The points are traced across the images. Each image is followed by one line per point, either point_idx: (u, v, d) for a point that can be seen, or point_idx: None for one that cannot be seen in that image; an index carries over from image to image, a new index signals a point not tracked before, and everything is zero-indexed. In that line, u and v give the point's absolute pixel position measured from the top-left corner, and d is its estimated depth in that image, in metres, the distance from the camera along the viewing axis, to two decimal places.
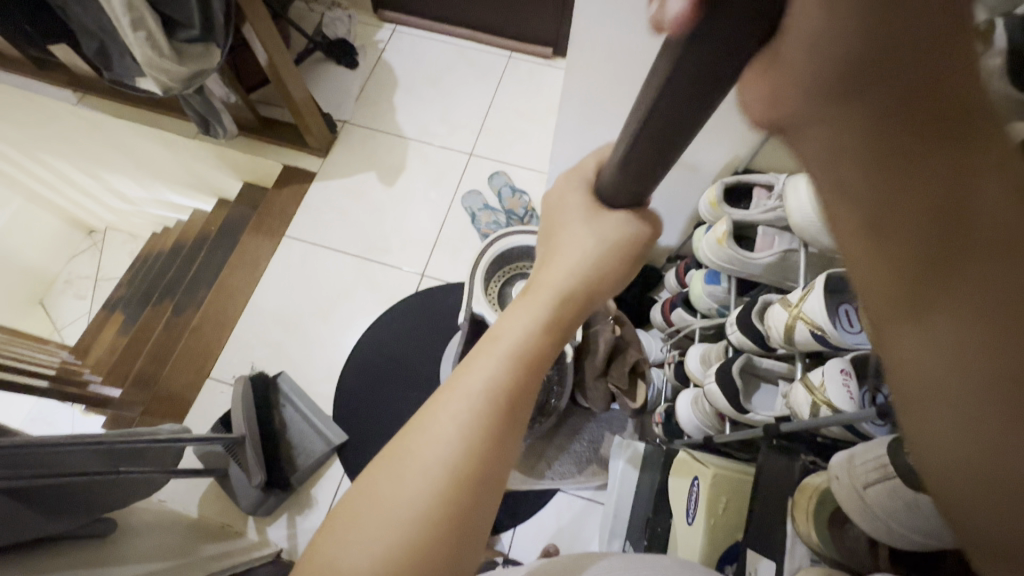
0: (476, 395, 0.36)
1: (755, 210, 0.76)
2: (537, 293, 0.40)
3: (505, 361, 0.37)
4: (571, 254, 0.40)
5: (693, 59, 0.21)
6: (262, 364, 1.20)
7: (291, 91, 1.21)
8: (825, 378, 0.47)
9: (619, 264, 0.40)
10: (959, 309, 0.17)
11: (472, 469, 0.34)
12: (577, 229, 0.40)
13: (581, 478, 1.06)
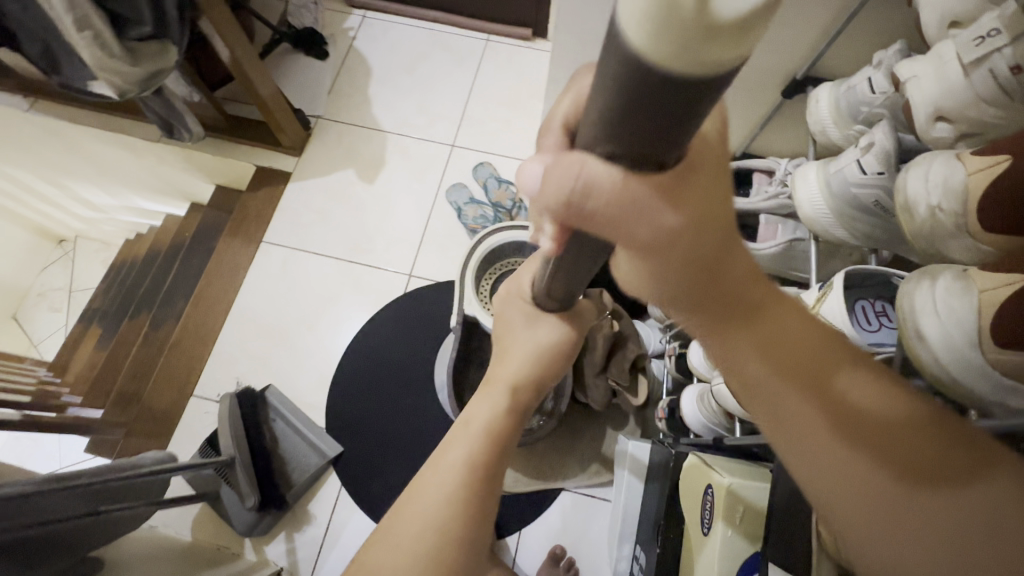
0: (454, 468, 0.45)
1: (756, 197, 0.72)
2: (495, 385, 0.51)
3: (475, 441, 0.47)
4: (517, 355, 0.52)
5: (577, 252, 0.32)
6: (247, 379, 1.15)
7: (257, 88, 1.13)
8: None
9: (556, 361, 0.53)
10: (807, 431, 0.30)
11: (456, 528, 0.41)
12: (521, 335, 0.53)
13: (585, 477, 1.04)
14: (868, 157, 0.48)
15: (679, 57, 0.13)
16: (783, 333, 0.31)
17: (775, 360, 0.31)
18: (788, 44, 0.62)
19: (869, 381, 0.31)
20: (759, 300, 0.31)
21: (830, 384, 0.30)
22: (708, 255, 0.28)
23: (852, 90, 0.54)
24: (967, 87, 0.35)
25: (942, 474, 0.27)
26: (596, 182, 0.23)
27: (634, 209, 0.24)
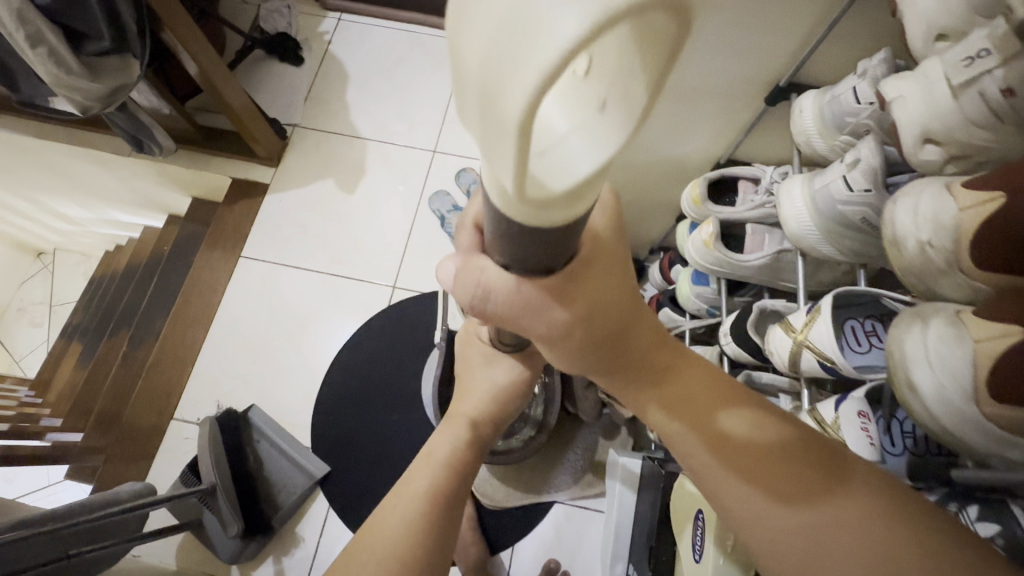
0: (418, 496, 0.45)
1: (742, 206, 0.70)
2: (455, 420, 0.52)
3: (439, 469, 0.48)
4: (476, 391, 0.54)
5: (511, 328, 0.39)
6: (229, 401, 1.12)
7: (228, 99, 1.10)
8: (840, 417, 0.42)
9: (514, 398, 0.55)
10: (701, 463, 0.37)
11: (417, 555, 0.41)
12: (479, 374, 0.54)
13: (577, 489, 1.02)
14: (854, 174, 0.46)
15: (536, 218, 0.20)
16: (674, 383, 0.39)
17: (670, 405, 0.38)
18: (768, 52, 0.60)
19: (747, 417, 0.37)
20: (660, 358, 0.39)
21: (713, 423, 0.37)
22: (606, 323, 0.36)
23: (837, 100, 0.52)
24: (958, 109, 0.33)
25: (803, 485, 0.33)
26: (491, 287, 0.33)
27: (526, 303, 0.33)
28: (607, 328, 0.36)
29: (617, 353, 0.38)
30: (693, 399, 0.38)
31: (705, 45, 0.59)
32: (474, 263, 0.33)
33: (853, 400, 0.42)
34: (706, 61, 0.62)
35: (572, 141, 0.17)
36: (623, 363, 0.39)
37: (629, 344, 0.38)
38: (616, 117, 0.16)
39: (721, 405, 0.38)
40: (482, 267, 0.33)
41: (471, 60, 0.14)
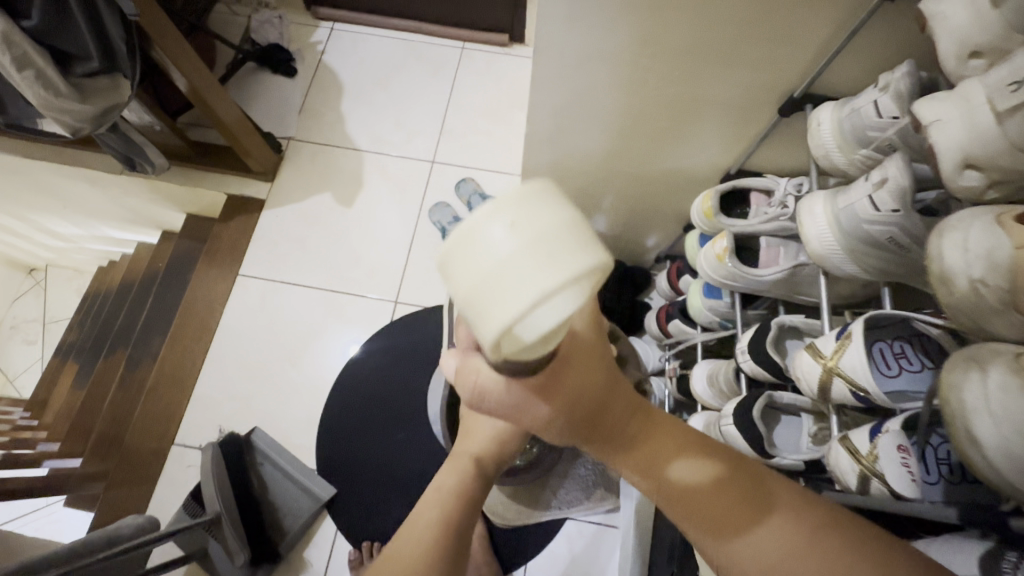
0: (430, 525, 0.44)
1: (756, 219, 0.68)
2: (459, 458, 0.52)
3: (449, 499, 0.47)
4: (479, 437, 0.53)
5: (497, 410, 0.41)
6: (231, 424, 1.09)
7: (221, 115, 1.07)
8: (878, 448, 0.41)
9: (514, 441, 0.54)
10: (685, 518, 0.38)
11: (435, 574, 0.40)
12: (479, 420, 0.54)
13: (589, 504, 1.00)
14: (881, 194, 0.45)
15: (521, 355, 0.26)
16: (642, 441, 0.39)
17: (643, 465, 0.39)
18: (782, 64, 0.58)
19: (699, 462, 0.38)
20: (632, 425, 0.39)
21: (676, 477, 0.38)
22: (589, 406, 0.37)
23: (857, 113, 0.51)
24: (1003, 134, 0.32)
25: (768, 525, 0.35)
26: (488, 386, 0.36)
27: (514, 401, 0.36)
28: (579, 408, 0.37)
29: (592, 426, 0.38)
30: (662, 455, 0.39)
31: (714, 61, 0.60)
32: (470, 365, 0.37)
33: (891, 433, 0.41)
34: (714, 77, 0.62)
35: (535, 320, 0.22)
36: (596, 432, 0.39)
37: (600, 415, 0.38)
38: (568, 298, 0.22)
39: (682, 453, 0.39)
40: (478, 368, 0.37)
41: (463, 284, 0.22)
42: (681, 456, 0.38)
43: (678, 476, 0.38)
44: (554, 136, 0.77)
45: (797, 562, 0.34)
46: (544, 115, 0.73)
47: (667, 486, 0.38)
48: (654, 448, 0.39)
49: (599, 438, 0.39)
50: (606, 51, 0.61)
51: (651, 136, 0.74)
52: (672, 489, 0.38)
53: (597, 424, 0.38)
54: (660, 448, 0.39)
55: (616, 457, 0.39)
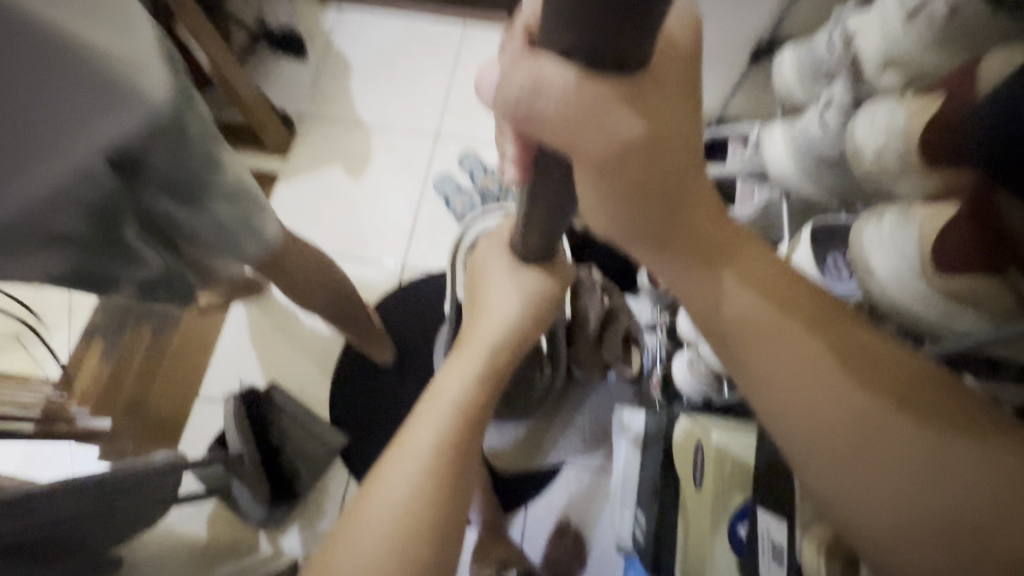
0: (451, 394, 0.52)
1: (732, 162, 0.74)
2: (477, 342, 0.55)
3: (446, 416, 0.50)
4: (500, 305, 0.57)
5: (539, 188, 0.36)
6: (251, 379, 1.17)
7: (237, 89, 1.15)
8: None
9: (537, 311, 0.58)
10: (818, 395, 0.33)
11: (454, 446, 0.49)
12: (498, 289, 0.58)
13: (585, 450, 1.08)
14: (829, 113, 0.50)
15: None
16: (768, 293, 0.35)
17: (772, 303, 0.35)
18: (753, 9, 0.64)
19: (864, 338, 0.34)
20: (727, 240, 0.35)
21: (849, 341, 0.34)
22: (670, 197, 0.32)
23: (813, 50, 0.56)
24: (912, 34, 0.37)
25: (920, 402, 0.32)
26: (545, 79, 0.26)
27: (586, 107, 0.27)
28: (653, 183, 0.30)
29: (693, 249, 0.35)
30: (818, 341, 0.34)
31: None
32: (533, 65, 0.26)
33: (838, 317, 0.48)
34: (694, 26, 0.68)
35: None
36: (686, 241, 0.34)
37: (681, 208, 0.33)
38: None
39: (838, 316, 0.35)
40: (540, 62, 0.26)
41: None
42: (824, 351, 0.34)
43: (821, 358, 0.34)
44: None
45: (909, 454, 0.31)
46: None
47: (789, 362, 0.34)
48: (783, 299, 0.35)
49: (689, 251, 0.35)
50: None
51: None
52: (798, 365, 0.34)
53: (703, 248, 0.35)
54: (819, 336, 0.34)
55: (715, 271, 0.35)
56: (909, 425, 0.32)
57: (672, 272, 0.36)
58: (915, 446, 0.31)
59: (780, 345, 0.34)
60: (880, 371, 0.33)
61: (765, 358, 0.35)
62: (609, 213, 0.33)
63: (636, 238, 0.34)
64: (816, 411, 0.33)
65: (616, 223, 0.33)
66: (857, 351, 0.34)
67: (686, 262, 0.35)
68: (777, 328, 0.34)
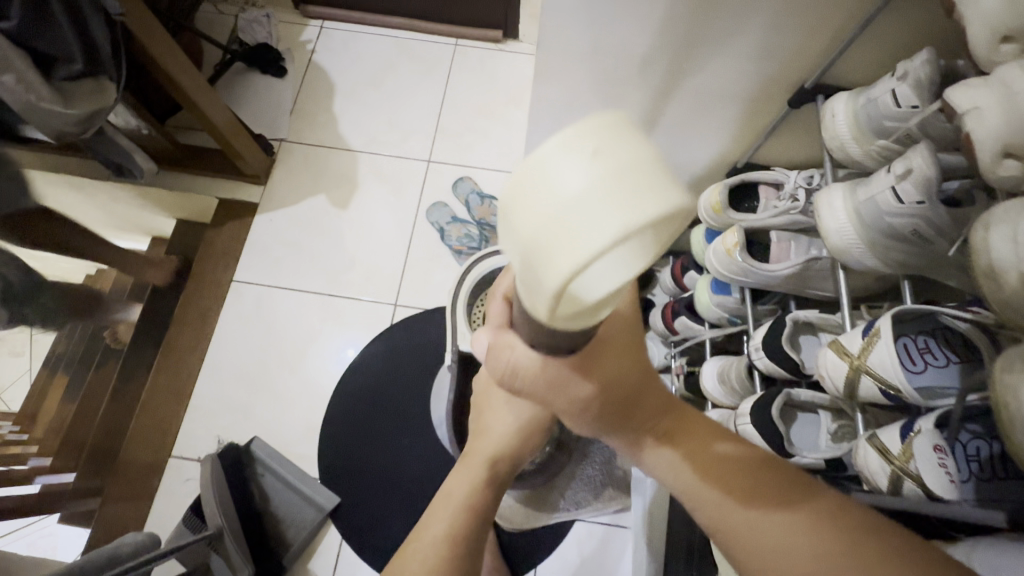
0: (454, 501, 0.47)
1: (765, 213, 0.67)
2: (472, 459, 0.48)
3: (451, 515, 0.46)
4: (498, 429, 0.48)
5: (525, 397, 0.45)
6: (230, 435, 1.06)
7: (208, 115, 1.04)
8: (916, 457, 0.39)
9: (539, 431, 0.49)
10: (736, 529, 0.36)
11: (455, 550, 0.43)
12: (498, 410, 0.49)
13: (598, 505, 0.99)
14: (906, 185, 0.44)
15: None
16: (684, 445, 0.40)
17: (688, 454, 0.40)
18: (797, 44, 0.58)
19: (740, 450, 0.40)
20: (672, 423, 0.41)
21: (722, 454, 0.40)
22: (626, 404, 0.40)
23: (874, 103, 0.49)
24: None
25: (782, 493, 0.36)
26: (519, 365, 0.35)
27: (550, 376, 0.35)
28: (613, 395, 0.38)
29: (635, 430, 0.41)
30: (708, 470, 0.39)
31: (728, 28, 0.57)
32: (506, 343, 0.36)
33: (926, 432, 0.39)
34: (726, 67, 0.62)
35: None
36: (626, 421, 0.40)
37: (632, 407, 0.40)
38: None
39: (715, 437, 0.41)
40: (511, 344, 0.35)
41: None
42: (716, 476, 0.38)
43: (720, 486, 0.38)
44: (560, 117, 0.74)
45: (819, 548, 0.33)
46: (545, 110, 0.74)
47: (709, 504, 0.38)
48: (695, 447, 0.40)
49: (628, 427, 0.41)
50: (609, 45, 0.61)
51: (664, 96, 0.67)
52: (713, 502, 0.38)
53: (649, 428, 0.41)
54: (706, 462, 0.39)
55: (648, 442, 0.41)
56: (817, 519, 0.34)
57: (619, 443, 0.42)
58: (819, 541, 0.33)
59: (699, 490, 0.39)
60: (780, 483, 0.37)
61: (714, 517, 0.38)
62: (581, 422, 0.41)
63: (602, 430, 0.41)
64: (743, 544, 0.36)
65: (582, 426, 0.41)
66: (734, 471, 0.38)
67: (633, 439, 0.41)
68: (687, 473, 0.39)
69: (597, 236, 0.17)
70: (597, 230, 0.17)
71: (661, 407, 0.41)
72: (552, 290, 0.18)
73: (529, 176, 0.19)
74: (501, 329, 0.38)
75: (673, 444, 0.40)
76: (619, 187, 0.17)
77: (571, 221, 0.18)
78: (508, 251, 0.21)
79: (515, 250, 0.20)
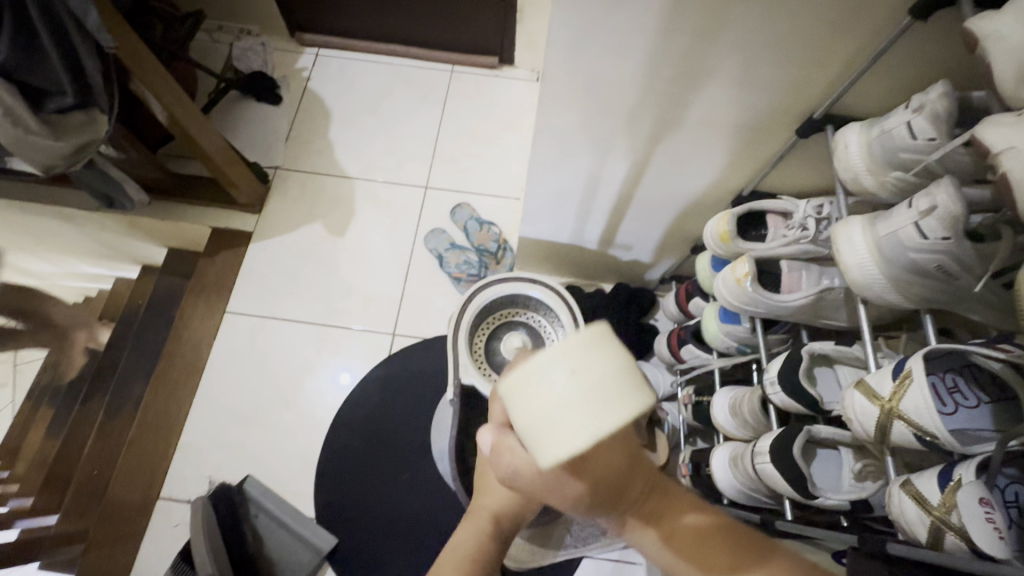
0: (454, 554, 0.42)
1: (775, 242, 0.66)
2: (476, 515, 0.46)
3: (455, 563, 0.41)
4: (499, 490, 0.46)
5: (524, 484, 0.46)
6: (222, 474, 1.02)
7: (202, 145, 1.02)
8: (962, 516, 0.36)
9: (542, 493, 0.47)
10: None
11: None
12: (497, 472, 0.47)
13: (606, 541, 0.96)
14: (930, 221, 0.42)
15: None
16: (652, 514, 0.39)
17: (663, 533, 0.38)
18: (805, 75, 0.57)
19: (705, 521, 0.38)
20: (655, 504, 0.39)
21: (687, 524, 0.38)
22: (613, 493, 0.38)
23: (889, 135, 0.48)
24: None
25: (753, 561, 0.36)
26: (520, 468, 0.38)
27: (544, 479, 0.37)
28: (604, 488, 0.38)
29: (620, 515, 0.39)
30: (677, 538, 0.38)
31: (732, 51, 0.56)
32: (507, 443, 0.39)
33: (968, 484, 0.37)
34: (732, 98, 0.61)
35: None
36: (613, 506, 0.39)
37: (621, 496, 0.38)
38: None
39: (683, 506, 0.39)
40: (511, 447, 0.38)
41: None
42: (688, 544, 0.37)
43: (694, 554, 0.37)
44: (563, 146, 0.73)
45: None
46: (547, 140, 0.73)
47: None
48: (660, 513, 0.39)
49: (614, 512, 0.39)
50: (613, 77, 0.61)
51: (669, 127, 0.67)
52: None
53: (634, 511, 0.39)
54: (676, 529, 0.38)
55: (635, 526, 0.38)
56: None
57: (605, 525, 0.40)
58: None
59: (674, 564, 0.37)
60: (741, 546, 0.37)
61: None
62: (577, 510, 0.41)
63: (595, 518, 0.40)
64: None
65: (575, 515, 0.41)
66: (705, 542, 0.37)
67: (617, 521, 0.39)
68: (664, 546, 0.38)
69: (575, 437, 0.31)
70: (573, 433, 0.31)
71: (647, 486, 0.39)
72: (546, 460, 0.32)
73: (542, 386, 0.33)
74: (502, 427, 0.41)
75: (646, 516, 0.39)
76: (585, 408, 0.32)
77: (575, 420, 0.31)
78: (521, 427, 0.34)
79: (532, 424, 0.33)
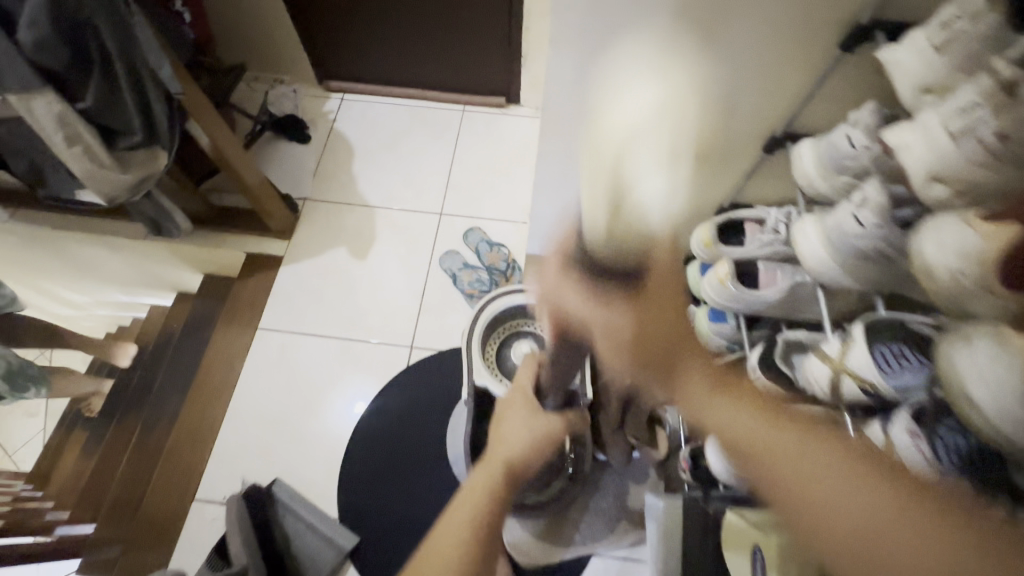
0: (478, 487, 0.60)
1: (753, 245, 0.75)
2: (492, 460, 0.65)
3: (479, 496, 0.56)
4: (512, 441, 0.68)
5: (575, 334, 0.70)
6: (254, 476, 1.09)
7: (243, 178, 1.14)
8: (894, 441, 0.45)
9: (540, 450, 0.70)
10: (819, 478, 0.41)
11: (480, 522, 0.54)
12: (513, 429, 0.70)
13: (613, 538, 1.01)
14: (864, 213, 0.51)
15: None
16: (764, 428, 0.48)
17: (754, 420, 0.49)
18: (765, 102, 0.67)
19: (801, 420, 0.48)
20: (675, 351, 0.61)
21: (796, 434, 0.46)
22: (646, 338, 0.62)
23: (833, 145, 0.58)
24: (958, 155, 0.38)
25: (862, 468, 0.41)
26: (573, 308, 0.66)
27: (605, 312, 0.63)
28: (646, 330, 0.62)
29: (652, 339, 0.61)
30: (794, 441, 0.45)
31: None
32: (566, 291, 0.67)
33: (901, 419, 0.46)
34: None
35: None
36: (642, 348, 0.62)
37: (648, 341, 0.62)
38: None
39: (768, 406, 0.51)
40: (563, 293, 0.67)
41: None
42: (804, 450, 0.44)
43: (803, 457, 0.43)
44: (564, 168, 0.84)
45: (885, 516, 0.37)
46: (550, 162, 0.83)
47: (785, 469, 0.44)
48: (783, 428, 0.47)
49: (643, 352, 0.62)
50: None
51: None
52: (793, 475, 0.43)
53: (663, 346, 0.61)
54: (798, 436, 0.45)
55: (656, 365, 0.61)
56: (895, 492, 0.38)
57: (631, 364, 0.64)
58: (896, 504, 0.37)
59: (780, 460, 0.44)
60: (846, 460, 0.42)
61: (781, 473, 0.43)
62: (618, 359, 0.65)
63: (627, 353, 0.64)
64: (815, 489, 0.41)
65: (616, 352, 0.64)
66: (819, 452, 0.43)
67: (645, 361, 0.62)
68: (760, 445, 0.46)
69: None
70: None
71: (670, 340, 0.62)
72: None
73: None
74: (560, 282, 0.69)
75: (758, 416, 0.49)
76: None
77: None
78: None
79: None
